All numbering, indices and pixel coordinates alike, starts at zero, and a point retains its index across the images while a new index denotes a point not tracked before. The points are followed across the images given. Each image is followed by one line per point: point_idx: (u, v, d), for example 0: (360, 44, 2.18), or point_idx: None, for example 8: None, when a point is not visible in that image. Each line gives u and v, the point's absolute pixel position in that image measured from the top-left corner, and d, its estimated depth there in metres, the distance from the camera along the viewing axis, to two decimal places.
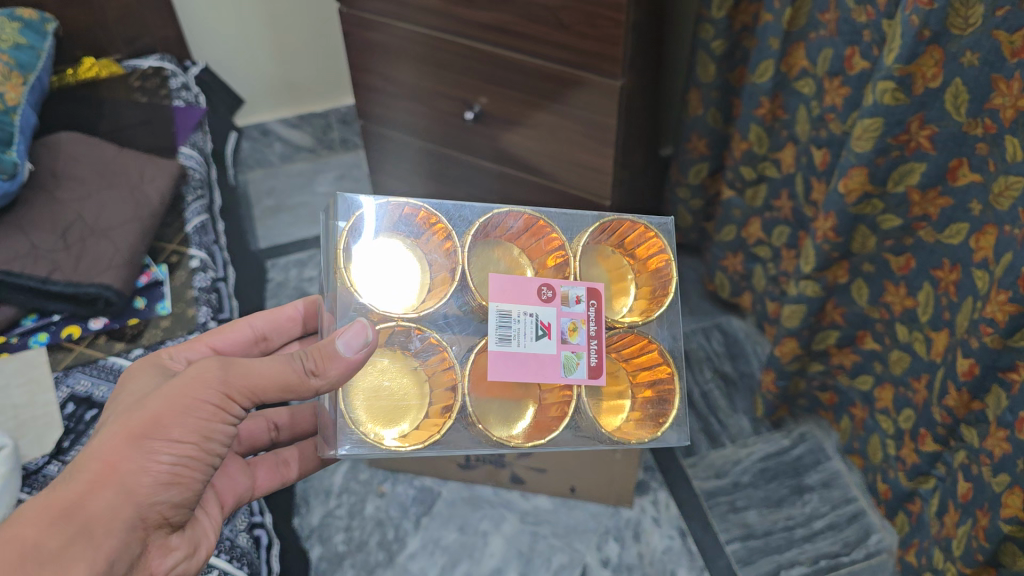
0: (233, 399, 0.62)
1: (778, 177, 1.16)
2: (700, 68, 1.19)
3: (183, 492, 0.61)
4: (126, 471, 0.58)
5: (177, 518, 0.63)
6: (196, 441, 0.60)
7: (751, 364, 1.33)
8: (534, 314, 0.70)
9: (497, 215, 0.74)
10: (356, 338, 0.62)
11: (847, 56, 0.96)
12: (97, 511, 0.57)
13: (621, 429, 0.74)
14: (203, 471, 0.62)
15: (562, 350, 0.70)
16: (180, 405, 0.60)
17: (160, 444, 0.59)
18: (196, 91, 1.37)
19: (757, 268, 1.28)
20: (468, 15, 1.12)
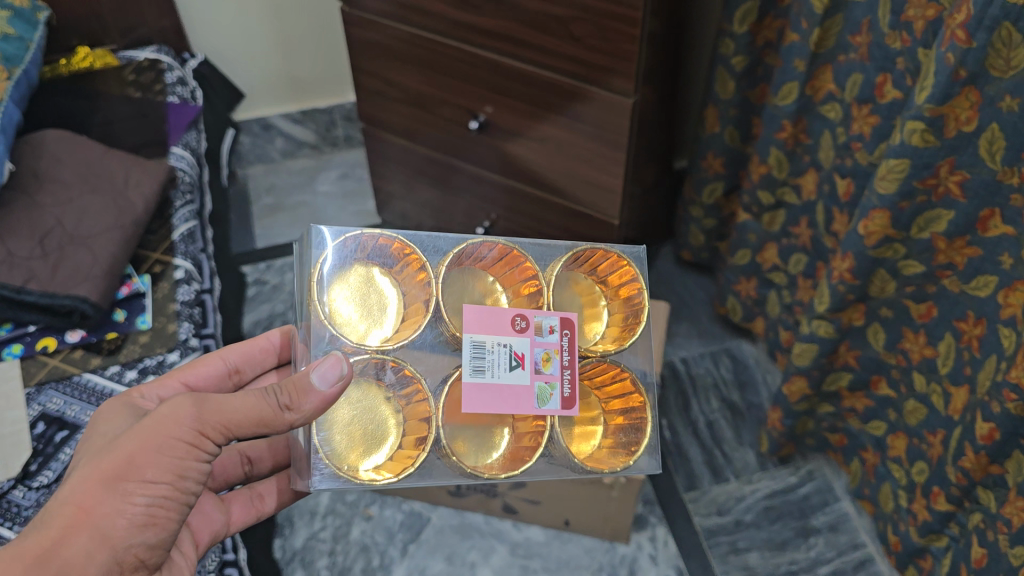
0: (208, 436, 0.59)
1: (797, 204, 1.10)
2: (719, 84, 1.13)
3: (159, 534, 0.58)
4: (100, 514, 0.55)
5: (155, 560, 0.60)
6: (170, 480, 0.58)
7: (760, 395, 1.27)
8: (507, 345, 0.67)
9: (470, 245, 0.70)
10: (330, 371, 0.60)
11: (878, 83, 0.89)
12: (72, 555, 0.54)
13: (594, 459, 0.69)
14: (179, 511, 0.59)
15: (536, 381, 0.67)
16: (153, 444, 0.57)
17: (135, 486, 0.56)
18: (193, 85, 1.31)
19: (771, 294, 1.22)
20: (473, 22, 1.06)
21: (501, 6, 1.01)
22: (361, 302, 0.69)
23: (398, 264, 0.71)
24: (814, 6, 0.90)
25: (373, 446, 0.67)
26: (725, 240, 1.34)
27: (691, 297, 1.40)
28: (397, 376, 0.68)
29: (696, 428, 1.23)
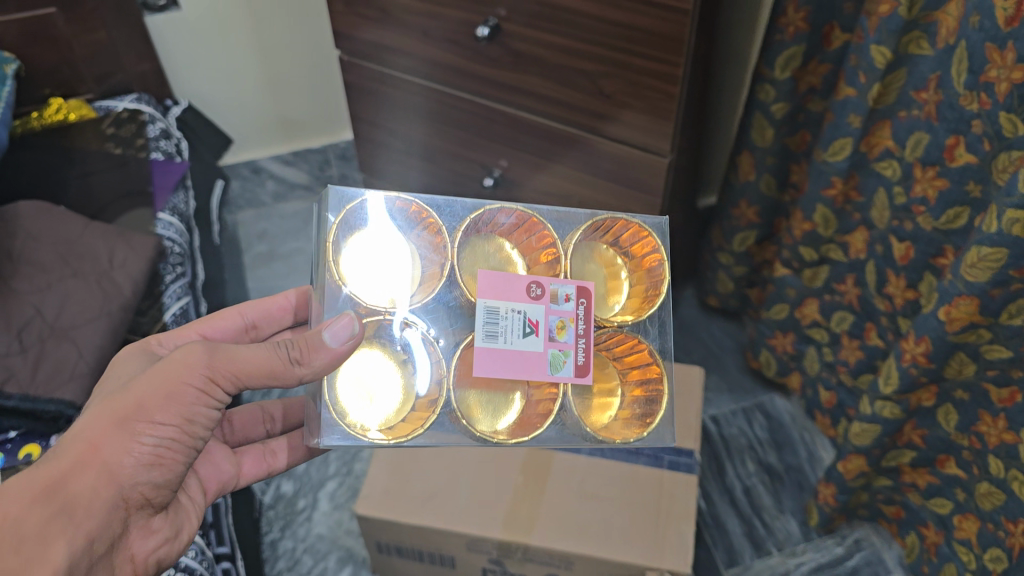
0: (219, 387, 0.58)
1: (844, 262, 1.02)
2: (755, 130, 1.04)
3: (166, 474, 0.58)
4: (109, 452, 0.55)
5: (161, 501, 0.60)
6: (179, 424, 0.57)
7: (799, 456, 1.20)
8: (522, 311, 0.62)
9: (488, 211, 0.66)
10: (342, 330, 0.58)
11: (948, 146, 0.81)
12: (79, 490, 0.54)
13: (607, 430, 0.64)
14: (187, 454, 0.59)
15: (550, 350, 0.62)
16: (164, 388, 0.57)
17: (143, 428, 0.56)
18: (178, 137, 1.21)
19: (810, 350, 1.14)
20: (489, 75, 0.96)
21: (523, 58, 0.92)
22: (379, 262, 0.64)
23: (416, 229, 0.66)
24: (874, 60, 0.82)
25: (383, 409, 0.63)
26: (755, 287, 1.25)
27: (717, 347, 1.32)
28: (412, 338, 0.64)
29: (733, 495, 1.16)
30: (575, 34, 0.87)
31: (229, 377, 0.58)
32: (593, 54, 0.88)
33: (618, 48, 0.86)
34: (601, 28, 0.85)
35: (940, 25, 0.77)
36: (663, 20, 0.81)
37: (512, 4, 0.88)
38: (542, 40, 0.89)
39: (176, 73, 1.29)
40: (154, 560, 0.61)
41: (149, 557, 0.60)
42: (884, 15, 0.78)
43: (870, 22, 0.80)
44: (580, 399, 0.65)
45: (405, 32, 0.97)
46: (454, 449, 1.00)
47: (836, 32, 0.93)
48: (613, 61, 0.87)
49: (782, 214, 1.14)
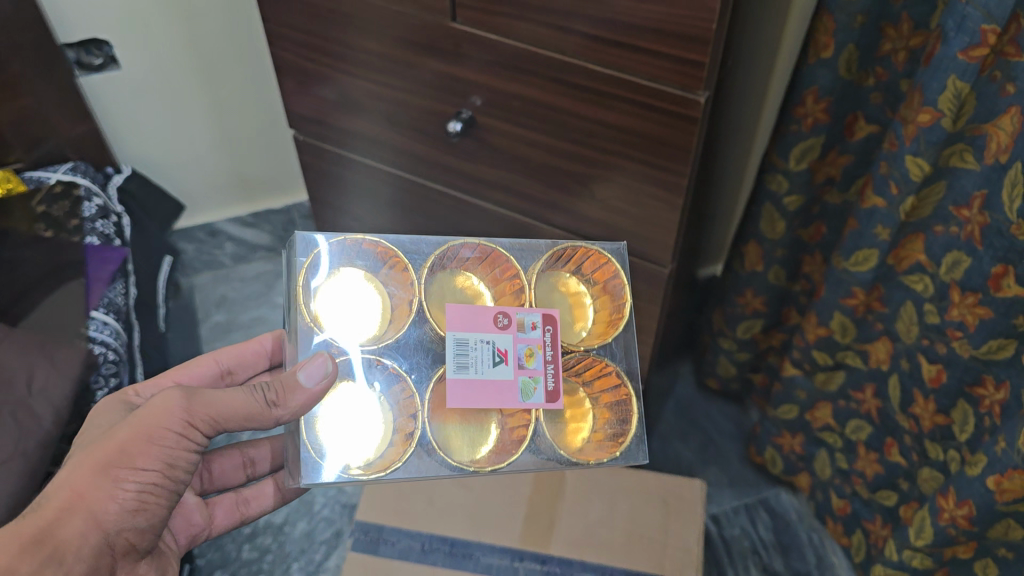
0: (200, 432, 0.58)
1: (863, 370, 0.91)
2: (766, 223, 0.93)
3: (151, 519, 0.58)
4: (94, 499, 0.54)
5: (149, 545, 0.59)
6: (161, 468, 0.56)
7: (807, 562, 1.09)
8: (490, 341, 0.62)
9: (454, 246, 0.66)
10: (317, 370, 0.58)
11: (994, 274, 0.69)
12: (66, 537, 0.54)
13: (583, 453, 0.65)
14: (171, 497, 0.59)
15: (519, 377, 0.62)
16: (143, 434, 0.56)
17: (127, 475, 0.55)
18: (119, 213, 1.09)
19: (822, 453, 1.04)
20: (465, 168, 0.85)
21: (501, 155, 0.81)
22: (350, 303, 0.64)
23: (383, 266, 0.65)
24: (910, 171, 0.70)
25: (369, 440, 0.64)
26: (760, 373, 1.15)
27: (717, 433, 1.22)
28: (385, 376, 0.63)
29: None
30: (561, 133, 0.75)
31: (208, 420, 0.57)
32: (584, 155, 0.76)
33: (613, 151, 0.74)
34: (595, 131, 0.73)
35: (989, 140, 0.65)
36: (668, 127, 0.69)
37: (489, 96, 0.76)
38: (523, 138, 0.78)
39: (118, 136, 1.17)
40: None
41: None
42: (924, 125, 0.67)
43: (906, 130, 0.69)
44: (553, 425, 0.65)
45: (369, 119, 0.87)
46: (432, 568, 0.90)
47: (861, 122, 0.82)
48: (607, 165, 0.75)
49: (790, 304, 1.03)
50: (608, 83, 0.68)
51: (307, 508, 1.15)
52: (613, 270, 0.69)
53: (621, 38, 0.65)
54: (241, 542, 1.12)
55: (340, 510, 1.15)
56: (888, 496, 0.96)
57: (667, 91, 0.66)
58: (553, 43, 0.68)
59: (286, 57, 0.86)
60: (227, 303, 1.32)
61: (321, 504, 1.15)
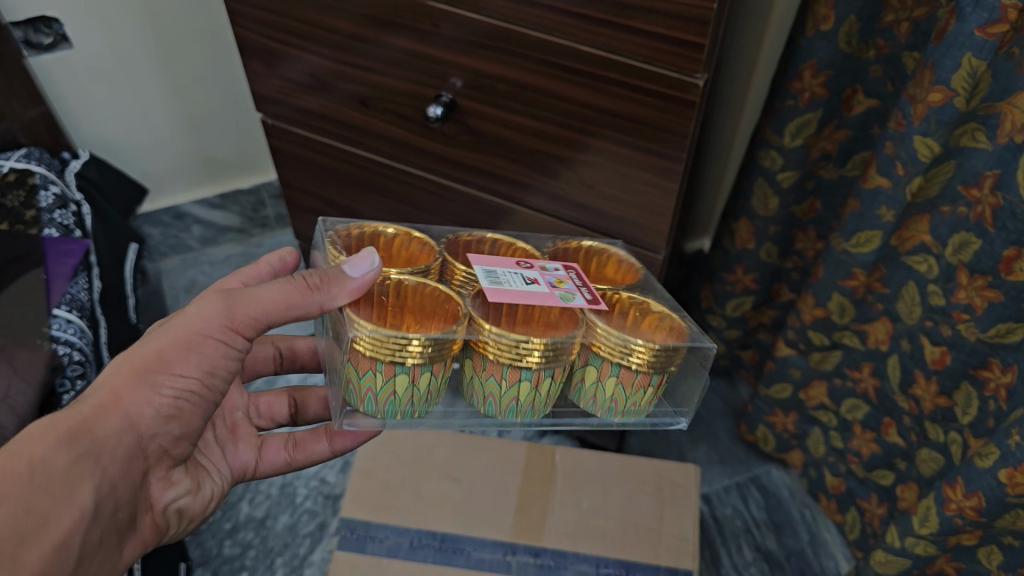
0: (244, 335, 0.55)
1: (860, 350, 0.89)
2: (758, 200, 0.90)
3: (184, 423, 0.56)
4: (131, 402, 0.52)
5: (180, 450, 0.58)
6: (200, 376, 0.54)
7: (800, 539, 1.08)
8: (517, 271, 0.58)
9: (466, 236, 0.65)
10: (363, 262, 0.54)
11: (1005, 257, 0.66)
12: (104, 434, 0.51)
13: (641, 377, 0.57)
14: (205, 406, 0.56)
15: (556, 292, 0.57)
16: (182, 338, 0.53)
17: (169, 378, 0.53)
18: (78, 201, 1.02)
19: (816, 431, 1.03)
20: (447, 152, 0.81)
21: (487, 139, 0.77)
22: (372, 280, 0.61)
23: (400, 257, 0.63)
24: (917, 152, 0.68)
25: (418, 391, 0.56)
26: (749, 350, 1.14)
27: (705, 408, 1.22)
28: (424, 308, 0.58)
29: None
30: (547, 116, 0.71)
31: (251, 322, 0.54)
32: (570, 138, 0.72)
33: (601, 134, 0.70)
34: (587, 115, 0.69)
35: (1003, 118, 0.62)
36: (661, 112, 0.65)
37: (471, 78, 0.72)
38: (509, 121, 0.74)
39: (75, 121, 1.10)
40: (172, 511, 0.60)
41: (168, 509, 0.59)
42: (935, 105, 0.64)
43: (915, 109, 0.66)
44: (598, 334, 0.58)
45: (344, 101, 0.82)
46: (421, 567, 0.80)
47: (859, 97, 0.78)
48: (593, 148, 0.71)
49: (783, 281, 1.01)
50: (598, 65, 0.64)
51: (290, 500, 1.13)
52: (616, 255, 0.67)
53: (614, 17, 0.60)
54: (222, 539, 1.08)
55: (323, 502, 1.13)
56: (884, 476, 0.95)
57: (664, 73, 0.62)
58: (539, 23, 0.64)
59: (253, 36, 0.81)
60: (197, 287, 1.31)
61: (304, 496, 1.13)
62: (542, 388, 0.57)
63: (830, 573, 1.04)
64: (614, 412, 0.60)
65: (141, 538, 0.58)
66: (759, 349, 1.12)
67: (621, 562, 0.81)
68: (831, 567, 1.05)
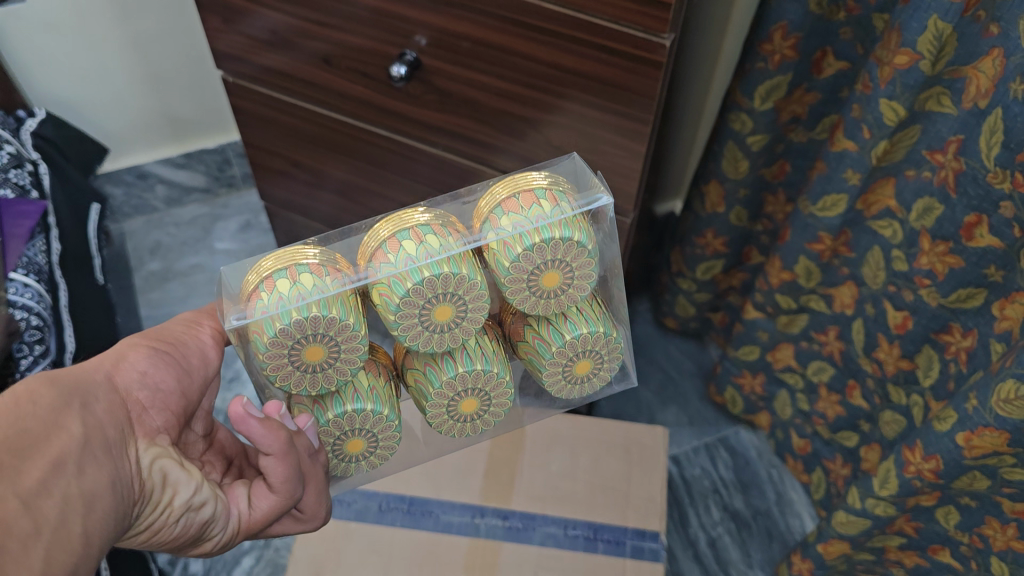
0: (212, 327, 0.59)
1: (826, 314, 0.90)
2: (728, 162, 0.89)
3: (163, 379, 0.53)
4: (104, 361, 0.52)
5: (165, 424, 0.52)
6: (172, 346, 0.55)
7: (767, 499, 1.09)
8: None
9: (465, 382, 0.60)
10: None
11: (967, 223, 0.66)
12: (81, 375, 0.49)
13: (522, 192, 0.50)
14: (181, 377, 0.55)
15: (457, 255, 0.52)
16: (162, 327, 0.57)
17: (146, 341, 0.54)
18: (34, 160, 1.00)
19: (783, 393, 1.04)
20: (412, 112, 0.80)
21: (452, 99, 0.76)
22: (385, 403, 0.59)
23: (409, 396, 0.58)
24: (883, 116, 0.67)
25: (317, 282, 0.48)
26: (719, 312, 1.15)
27: (676, 369, 1.22)
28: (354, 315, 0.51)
29: (697, 550, 1.05)
30: (513, 77, 0.70)
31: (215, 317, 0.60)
32: (537, 99, 0.71)
33: (571, 96, 0.68)
34: (552, 76, 0.68)
35: (969, 83, 0.61)
36: (631, 73, 0.64)
37: (435, 37, 0.70)
38: (475, 81, 0.72)
39: (28, 78, 1.08)
40: (157, 472, 0.49)
41: (150, 469, 0.49)
42: (901, 68, 0.63)
43: (882, 72, 0.66)
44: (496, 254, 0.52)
45: (306, 60, 0.80)
46: (390, 531, 0.80)
47: (830, 59, 0.77)
48: (560, 110, 0.70)
49: (752, 244, 1.01)
50: (565, 24, 0.63)
51: None
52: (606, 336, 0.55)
53: None
54: None
55: None
56: (848, 437, 0.96)
57: (630, 33, 0.61)
58: None
59: None
60: (163, 250, 1.30)
61: None
62: (434, 242, 0.49)
63: (795, 531, 1.06)
64: (527, 232, 0.49)
65: (131, 490, 0.46)
66: (729, 311, 1.13)
67: (590, 524, 0.81)
68: (796, 525, 1.07)
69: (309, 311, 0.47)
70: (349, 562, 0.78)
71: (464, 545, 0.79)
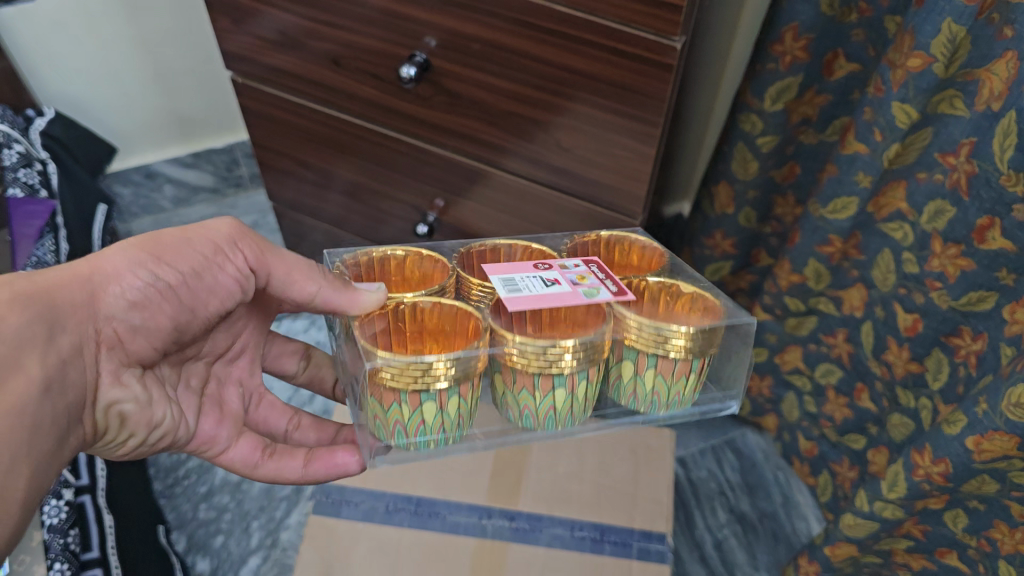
0: (244, 260, 0.55)
1: (835, 316, 0.89)
2: (738, 164, 0.89)
3: (151, 320, 0.51)
4: (98, 276, 0.49)
5: (138, 352, 0.52)
6: (185, 275, 0.52)
7: (773, 501, 1.09)
8: (536, 273, 0.53)
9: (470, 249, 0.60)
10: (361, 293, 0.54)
11: (979, 225, 0.66)
12: (62, 295, 0.47)
13: (680, 364, 0.53)
14: (179, 309, 0.53)
15: (579, 289, 0.52)
16: (189, 238, 0.53)
17: (156, 257, 0.51)
18: (43, 160, 1.01)
19: (790, 395, 1.04)
20: (421, 113, 0.80)
21: (461, 101, 0.76)
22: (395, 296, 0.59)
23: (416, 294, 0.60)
24: (895, 118, 0.67)
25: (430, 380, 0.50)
26: None
27: None
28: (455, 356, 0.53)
29: (703, 551, 1.04)
30: (524, 79, 0.70)
31: (257, 250, 0.55)
32: (546, 102, 0.71)
33: (580, 98, 0.68)
34: (562, 78, 0.67)
35: (982, 86, 0.61)
36: (642, 76, 0.64)
37: (446, 38, 0.70)
38: (484, 83, 0.72)
39: (36, 77, 1.08)
40: (114, 415, 0.51)
41: (110, 407, 0.51)
42: (914, 71, 0.63)
43: (894, 75, 0.66)
44: None
45: (316, 60, 0.80)
46: (396, 531, 0.79)
47: (841, 62, 0.77)
48: (569, 113, 0.70)
49: (761, 246, 1.01)
50: (576, 26, 0.63)
51: None
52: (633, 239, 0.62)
53: None
54: (196, 504, 1.10)
55: None
56: (855, 440, 0.96)
57: (642, 35, 0.61)
58: None
59: None
60: None
61: None
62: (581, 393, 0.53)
63: (801, 534, 1.06)
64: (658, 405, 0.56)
65: (77, 430, 0.48)
66: None
67: (596, 525, 0.81)
68: (803, 528, 1.06)
69: (445, 439, 0.53)
70: (353, 560, 0.77)
71: (470, 546, 0.78)
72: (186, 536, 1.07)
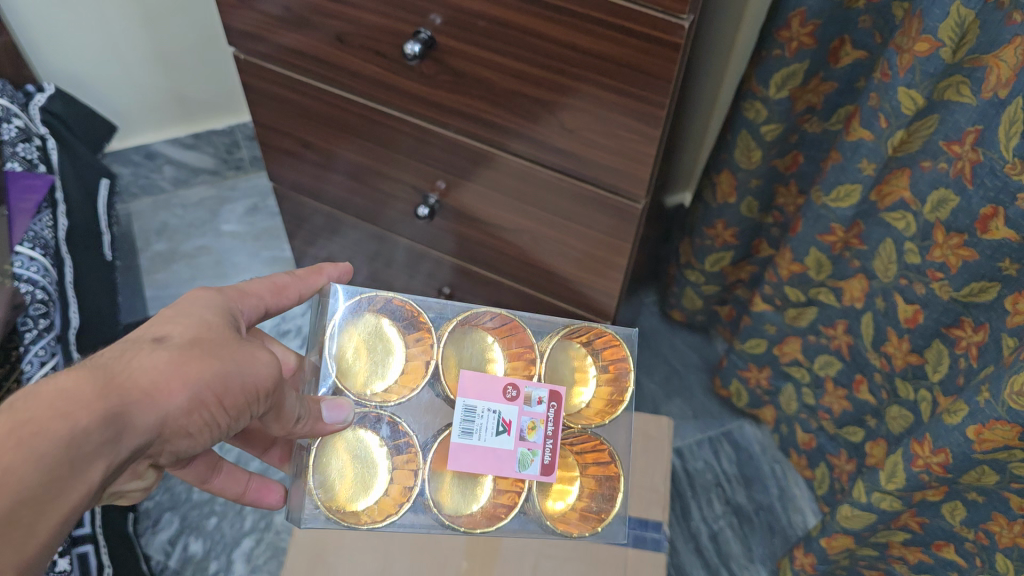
0: (267, 405, 0.52)
1: (835, 307, 0.89)
2: (741, 152, 0.89)
3: (188, 448, 0.49)
4: (172, 404, 0.45)
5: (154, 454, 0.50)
6: (228, 413, 0.49)
7: (770, 494, 1.09)
8: (496, 410, 0.59)
9: (476, 312, 0.63)
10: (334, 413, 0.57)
11: (982, 215, 0.66)
12: (133, 418, 0.43)
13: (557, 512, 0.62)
14: (209, 438, 0.50)
15: (519, 449, 0.58)
16: (245, 375, 0.49)
17: (217, 394, 0.47)
18: (43, 135, 1.00)
19: (789, 386, 1.03)
20: (424, 92, 0.79)
21: (464, 79, 0.75)
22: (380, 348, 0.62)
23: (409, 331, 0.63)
24: (901, 104, 0.67)
25: (358, 491, 0.59)
26: (726, 305, 1.14)
27: (682, 361, 1.21)
28: (391, 431, 0.61)
29: (698, 543, 1.05)
30: (528, 57, 0.69)
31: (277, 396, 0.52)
32: (551, 81, 0.70)
33: (584, 77, 0.68)
34: (565, 56, 0.67)
35: (990, 72, 0.61)
36: (645, 54, 0.63)
37: (450, 15, 0.69)
38: (488, 61, 0.72)
39: (37, 53, 1.08)
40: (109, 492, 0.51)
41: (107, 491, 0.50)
42: (921, 55, 0.63)
43: (902, 60, 0.65)
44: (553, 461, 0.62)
45: (319, 38, 0.80)
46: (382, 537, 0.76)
47: (847, 48, 0.77)
48: (573, 92, 0.70)
49: (762, 237, 1.00)
50: (581, 4, 0.62)
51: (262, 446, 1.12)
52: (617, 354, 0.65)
53: None
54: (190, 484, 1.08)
55: None
56: (854, 432, 0.96)
57: (648, 14, 0.60)
58: None
59: None
60: (169, 231, 1.31)
61: None
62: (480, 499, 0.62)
63: (797, 527, 1.06)
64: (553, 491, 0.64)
65: None
66: (736, 305, 1.13)
67: None
68: (798, 521, 1.07)
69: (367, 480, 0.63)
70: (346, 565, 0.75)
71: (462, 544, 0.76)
72: (180, 517, 1.06)
